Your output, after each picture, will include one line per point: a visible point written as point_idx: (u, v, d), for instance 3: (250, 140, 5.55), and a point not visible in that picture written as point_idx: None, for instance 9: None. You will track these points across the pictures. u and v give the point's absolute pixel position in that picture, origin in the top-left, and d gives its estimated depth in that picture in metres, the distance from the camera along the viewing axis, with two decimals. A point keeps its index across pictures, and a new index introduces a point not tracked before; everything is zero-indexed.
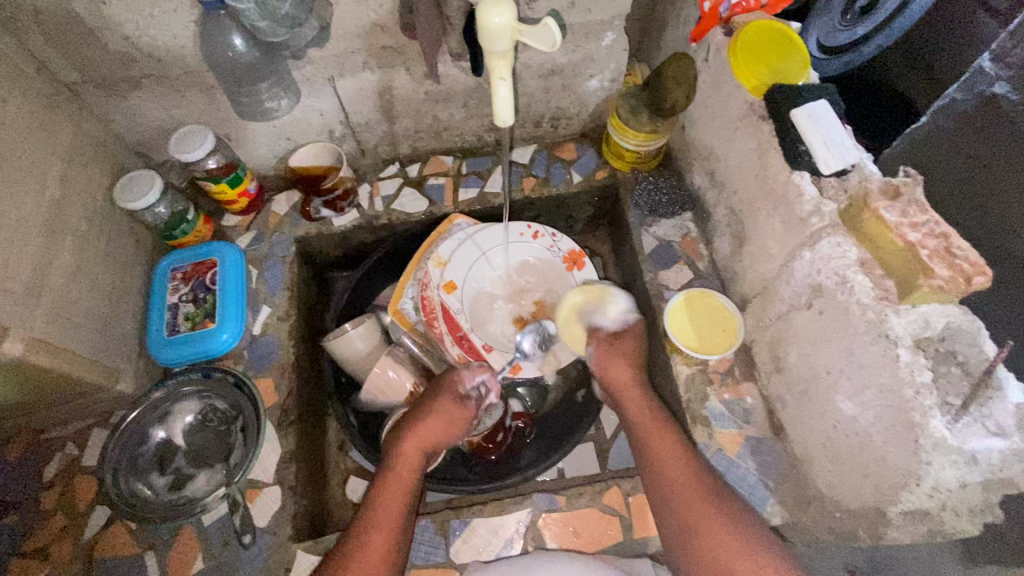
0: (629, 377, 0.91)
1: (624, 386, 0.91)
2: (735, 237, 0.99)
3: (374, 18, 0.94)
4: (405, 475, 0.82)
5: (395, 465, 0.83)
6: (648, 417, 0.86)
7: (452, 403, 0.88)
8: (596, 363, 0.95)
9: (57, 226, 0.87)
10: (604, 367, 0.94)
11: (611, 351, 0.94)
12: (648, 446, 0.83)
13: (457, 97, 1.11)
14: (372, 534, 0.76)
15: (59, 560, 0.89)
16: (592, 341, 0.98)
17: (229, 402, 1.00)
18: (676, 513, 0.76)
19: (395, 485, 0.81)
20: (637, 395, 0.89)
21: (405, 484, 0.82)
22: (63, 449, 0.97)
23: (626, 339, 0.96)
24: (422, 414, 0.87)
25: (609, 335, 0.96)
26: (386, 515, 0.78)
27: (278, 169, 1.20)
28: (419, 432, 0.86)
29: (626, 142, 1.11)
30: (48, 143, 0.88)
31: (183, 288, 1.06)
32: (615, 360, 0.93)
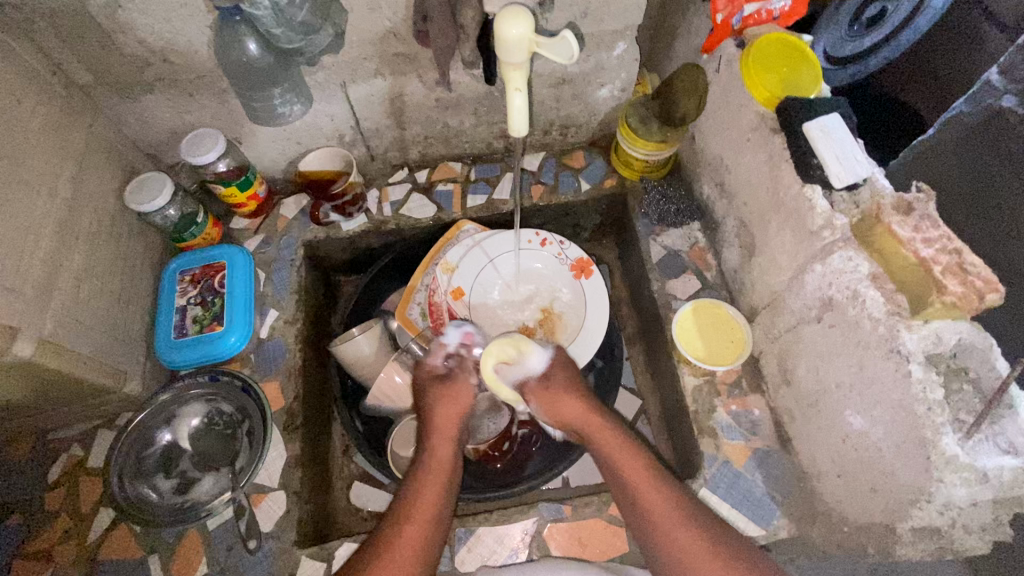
0: (576, 418, 0.89)
1: (586, 421, 0.88)
2: (745, 247, 0.99)
3: (388, 25, 0.94)
4: (440, 470, 0.84)
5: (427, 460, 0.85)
6: (623, 448, 0.84)
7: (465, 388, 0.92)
8: (541, 413, 0.91)
9: (68, 227, 0.87)
10: (552, 411, 0.90)
11: (548, 397, 0.90)
12: (626, 477, 0.81)
13: (467, 105, 1.12)
14: (410, 529, 0.76)
15: (62, 562, 0.89)
16: (529, 397, 0.91)
17: (235, 406, 1.00)
18: (659, 544, 0.75)
19: (431, 481, 0.82)
20: (608, 426, 0.87)
21: (440, 477, 0.84)
22: (69, 450, 0.97)
23: (559, 377, 0.92)
24: (439, 408, 0.90)
25: (540, 382, 0.91)
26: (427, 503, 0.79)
27: (287, 172, 1.20)
28: (440, 424, 0.89)
29: (635, 150, 1.11)
30: (61, 144, 0.88)
31: (191, 290, 1.06)
32: (562, 402, 0.89)
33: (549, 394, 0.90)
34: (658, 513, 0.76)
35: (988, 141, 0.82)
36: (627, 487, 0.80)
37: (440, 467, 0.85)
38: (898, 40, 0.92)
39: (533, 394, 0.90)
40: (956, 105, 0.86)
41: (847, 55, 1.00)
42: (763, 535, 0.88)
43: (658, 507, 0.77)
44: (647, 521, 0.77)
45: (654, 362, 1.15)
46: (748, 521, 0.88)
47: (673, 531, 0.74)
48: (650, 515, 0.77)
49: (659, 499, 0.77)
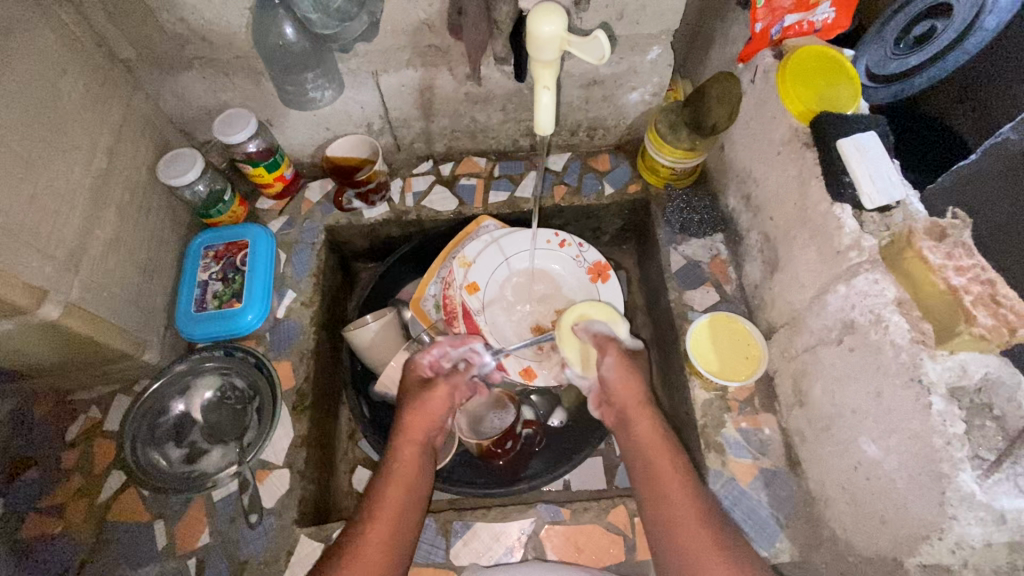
0: (636, 394, 0.86)
1: (634, 409, 0.86)
2: (767, 263, 0.97)
3: (423, 16, 0.94)
4: (407, 472, 0.80)
5: (395, 476, 0.80)
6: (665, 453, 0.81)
7: (437, 396, 0.87)
8: (608, 371, 0.88)
9: (101, 196, 0.90)
10: (620, 376, 0.88)
11: (626, 364, 0.89)
12: (660, 482, 0.79)
13: (496, 101, 1.11)
14: (371, 539, 0.73)
15: (72, 520, 0.93)
16: (606, 352, 0.91)
17: (248, 382, 1.01)
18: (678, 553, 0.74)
19: (392, 503, 0.77)
20: (649, 415, 0.85)
21: (403, 492, 0.79)
22: (88, 412, 1.01)
23: (642, 360, 0.93)
24: (410, 417, 0.85)
25: (626, 350, 0.91)
26: (390, 507, 0.76)
27: (314, 157, 1.21)
28: (411, 430, 0.84)
29: (661, 158, 1.10)
30: (100, 116, 0.91)
31: (214, 266, 1.08)
32: (630, 377, 0.87)
33: (627, 360, 0.89)
34: (677, 516, 0.75)
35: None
36: (663, 491, 0.78)
37: (405, 486, 0.79)
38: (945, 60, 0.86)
39: (613, 350, 0.90)
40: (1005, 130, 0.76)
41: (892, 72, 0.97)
42: (764, 557, 0.86)
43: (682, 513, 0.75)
44: (672, 527, 0.75)
45: (666, 372, 1.14)
46: (750, 541, 0.87)
47: (693, 542, 0.73)
48: (674, 520, 0.75)
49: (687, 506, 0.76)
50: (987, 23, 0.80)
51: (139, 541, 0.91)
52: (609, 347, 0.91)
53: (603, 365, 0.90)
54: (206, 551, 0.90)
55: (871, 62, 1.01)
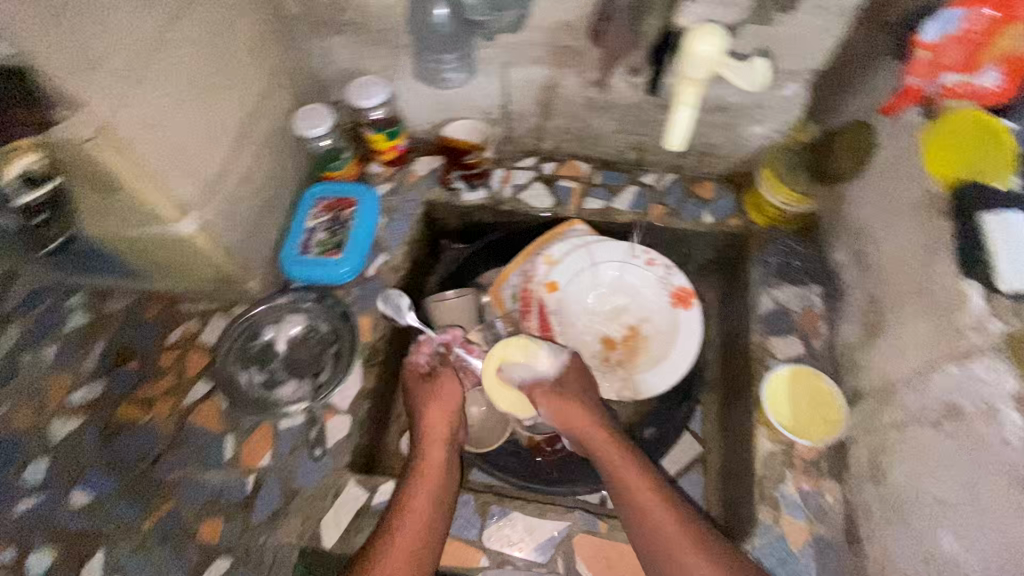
0: (585, 423, 0.95)
1: (619, 454, 0.90)
2: (868, 326, 0.92)
3: (566, 18, 0.96)
4: (430, 470, 0.90)
5: (418, 477, 0.89)
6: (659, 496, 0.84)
7: (445, 402, 0.98)
8: (548, 415, 0.97)
9: (245, 134, 0.99)
10: (559, 415, 0.97)
11: (556, 400, 0.97)
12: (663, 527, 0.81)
13: (615, 110, 1.12)
14: (403, 530, 0.81)
15: (159, 413, 1.04)
16: (539, 400, 0.98)
17: (331, 327, 1.09)
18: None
19: (417, 501, 0.85)
20: (619, 447, 0.91)
21: (430, 487, 0.88)
22: (188, 322, 1.12)
23: (570, 380, 1.00)
24: (427, 424, 0.96)
25: (552, 386, 0.99)
26: (421, 501, 0.85)
27: (428, 134, 1.27)
28: (429, 433, 0.95)
29: (772, 197, 1.07)
30: (259, 62, 1.01)
31: (323, 216, 1.16)
32: (567, 407, 0.96)
33: (559, 396, 0.97)
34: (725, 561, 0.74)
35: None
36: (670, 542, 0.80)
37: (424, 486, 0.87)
38: None
39: (541, 395, 0.98)
40: None
41: None
42: None
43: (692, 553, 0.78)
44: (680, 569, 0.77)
45: (730, 414, 1.10)
46: None
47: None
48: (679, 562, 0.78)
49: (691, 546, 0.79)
50: None
51: (211, 446, 1.01)
52: (537, 393, 0.98)
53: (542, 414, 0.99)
54: (265, 471, 0.98)
55: None
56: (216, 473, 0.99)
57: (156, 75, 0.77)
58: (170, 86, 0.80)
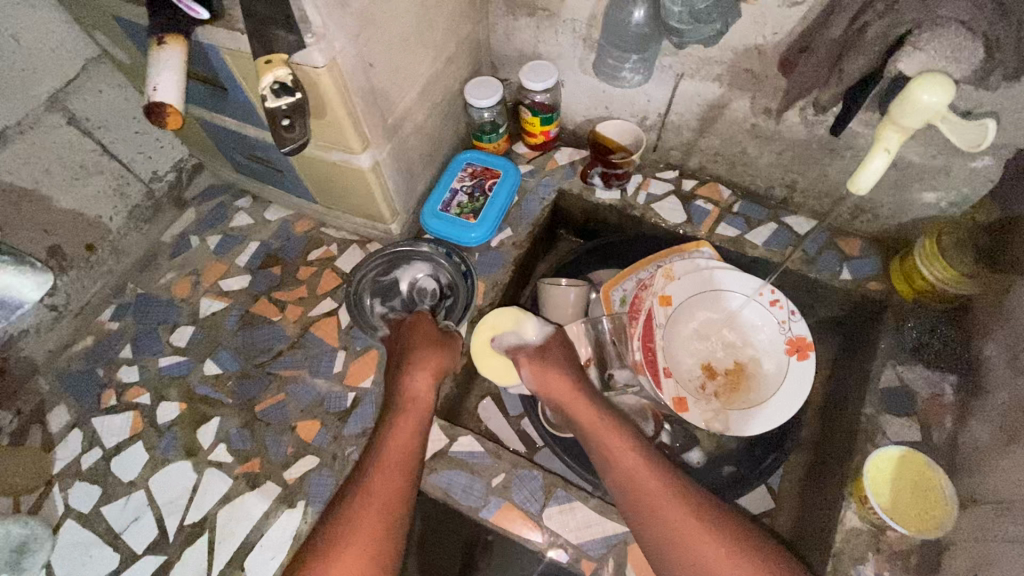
0: (569, 391, 0.97)
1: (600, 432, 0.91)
2: (1007, 431, 0.85)
3: (759, 42, 0.94)
4: (410, 419, 0.92)
5: (399, 412, 0.93)
6: (640, 464, 0.86)
7: (428, 351, 1.00)
8: (529, 382, 1.00)
9: (428, 91, 1.08)
10: (541, 381, 0.99)
11: (540, 367, 1.00)
12: (640, 495, 0.83)
13: (777, 143, 1.10)
14: (381, 473, 0.84)
15: (288, 316, 1.18)
16: (522, 365, 1.01)
17: (450, 282, 1.16)
18: (676, 556, 0.77)
19: (400, 431, 0.90)
20: (618, 435, 0.90)
21: (407, 432, 0.90)
22: (329, 246, 1.26)
23: (553, 352, 1.03)
24: (407, 365, 0.98)
25: (534, 352, 1.02)
26: (400, 444, 0.88)
27: (579, 126, 1.32)
28: (412, 383, 0.96)
29: (929, 269, 1.01)
30: (455, 29, 1.09)
31: (467, 181, 1.24)
32: (550, 374, 0.99)
33: (541, 363, 1.00)
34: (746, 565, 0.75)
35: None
36: (643, 505, 0.82)
37: (406, 419, 0.92)
38: None
39: (523, 360, 1.01)
40: None
41: None
42: None
43: (671, 512, 0.80)
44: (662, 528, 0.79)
45: (817, 478, 1.05)
46: None
47: (688, 538, 0.77)
48: (657, 519, 0.80)
49: (672, 506, 0.81)
50: None
51: (324, 357, 1.12)
52: (522, 360, 1.01)
53: (524, 378, 1.01)
54: (364, 392, 1.08)
55: None
56: (323, 381, 1.10)
57: (381, 23, 0.87)
58: (387, 35, 0.90)
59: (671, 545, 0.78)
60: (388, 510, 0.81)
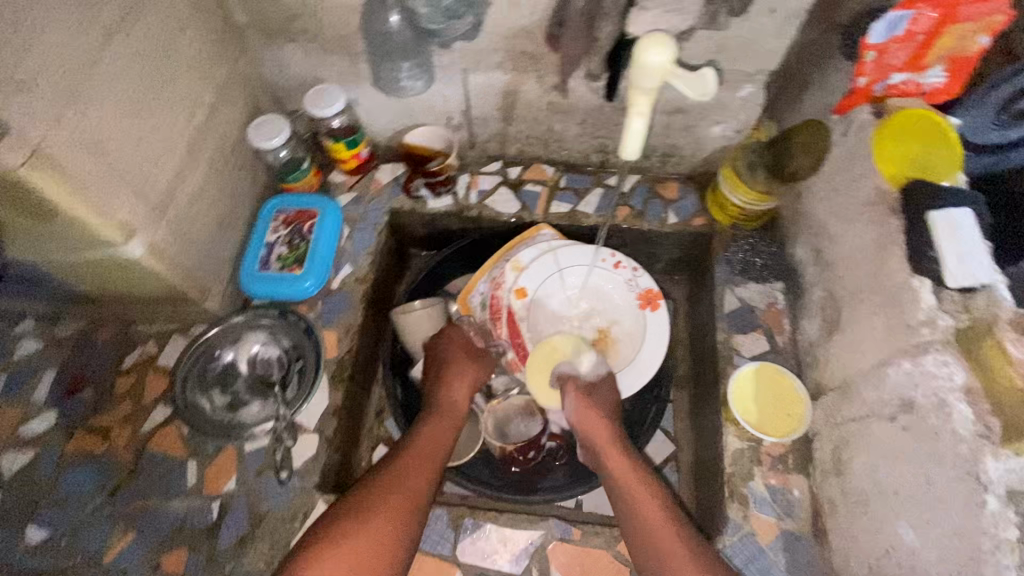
0: (602, 429, 0.95)
1: (605, 440, 0.94)
2: (827, 322, 0.94)
3: (522, 24, 0.94)
4: (448, 415, 0.97)
5: (436, 413, 0.97)
6: (630, 469, 0.90)
7: (464, 377, 1.02)
8: (572, 413, 0.97)
9: (196, 149, 0.95)
10: (581, 415, 0.97)
11: (585, 400, 0.97)
12: (630, 492, 0.87)
13: (576, 114, 1.12)
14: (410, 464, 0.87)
15: (116, 443, 0.99)
16: (567, 391, 0.99)
17: (292, 343, 1.06)
18: (650, 541, 0.82)
19: (436, 427, 0.94)
20: (620, 452, 0.93)
21: (442, 428, 0.95)
22: (144, 345, 1.07)
23: (604, 391, 1.00)
24: (450, 383, 1.01)
25: (584, 384, 1.00)
26: (434, 440, 0.92)
27: (390, 141, 1.25)
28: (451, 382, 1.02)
29: (734, 196, 1.09)
30: (207, 73, 0.97)
31: (283, 230, 1.13)
32: (591, 409, 0.97)
33: (587, 394, 0.98)
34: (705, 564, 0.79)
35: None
36: (631, 499, 0.87)
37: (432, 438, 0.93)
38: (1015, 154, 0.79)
39: (571, 389, 0.98)
40: None
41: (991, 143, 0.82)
42: None
43: (658, 521, 0.83)
44: (635, 520, 0.85)
45: (700, 412, 1.11)
46: None
47: (664, 534, 0.82)
48: (645, 520, 0.84)
49: (653, 503, 0.86)
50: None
51: (172, 474, 0.97)
52: (569, 385, 0.99)
53: (568, 407, 0.98)
54: (230, 496, 0.95)
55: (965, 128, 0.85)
56: (178, 501, 0.95)
57: (91, 93, 0.73)
58: (108, 105, 0.76)
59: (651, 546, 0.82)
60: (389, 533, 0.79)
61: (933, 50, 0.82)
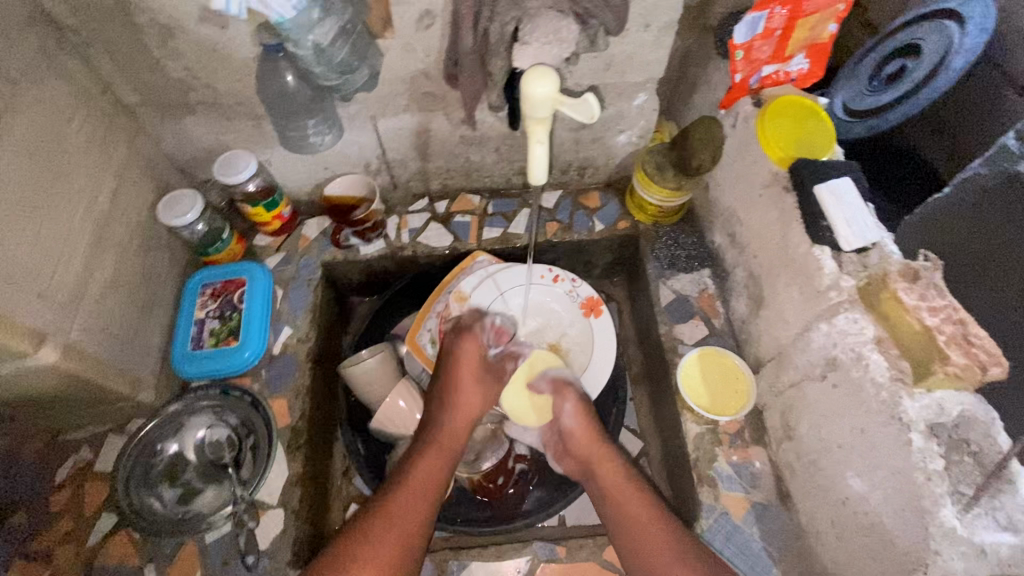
0: (593, 435, 0.97)
1: (593, 441, 0.97)
2: (753, 299, 1.01)
3: (420, 67, 0.97)
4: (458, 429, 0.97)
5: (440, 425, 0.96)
6: (619, 471, 0.93)
7: (478, 368, 1.02)
8: (570, 420, 0.98)
9: (102, 240, 0.91)
10: (580, 421, 0.98)
11: (584, 410, 0.99)
12: (617, 499, 0.90)
13: (490, 142, 1.16)
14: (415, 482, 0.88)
15: (60, 564, 0.90)
16: (565, 399, 1.01)
17: (240, 419, 1.02)
18: (632, 544, 0.85)
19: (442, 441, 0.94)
20: (607, 452, 0.96)
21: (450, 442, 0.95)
22: (77, 452, 0.99)
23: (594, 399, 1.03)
24: (457, 392, 0.98)
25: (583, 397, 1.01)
26: (440, 456, 0.92)
27: (311, 195, 1.24)
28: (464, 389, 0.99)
29: (650, 197, 1.14)
30: (102, 159, 0.93)
31: (211, 304, 1.09)
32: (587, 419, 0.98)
33: (584, 406, 1.00)
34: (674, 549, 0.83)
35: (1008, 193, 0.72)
36: (617, 505, 0.90)
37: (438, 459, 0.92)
38: (916, 98, 0.92)
39: (570, 398, 1.00)
40: (975, 164, 0.75)
41: (865, 108, 1.01)
42: None
43: (643, 519, 0.86)
44: (621, 525, 0.88)
45: (659, 404, 1.15)
46: None
47: (651, 531, 0.85)
48: (630, 516, 0.87)
49: (641, 507, 0.88)
50: (958, 60, 0.87)
51: None
52: (568, 393, 1.01)
53: (565, 414, 0.99)
54: None
55: (846, 98, 1.05)
56: None
57: None
58: None
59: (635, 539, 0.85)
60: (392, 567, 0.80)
61: (791, 42, 0.93)
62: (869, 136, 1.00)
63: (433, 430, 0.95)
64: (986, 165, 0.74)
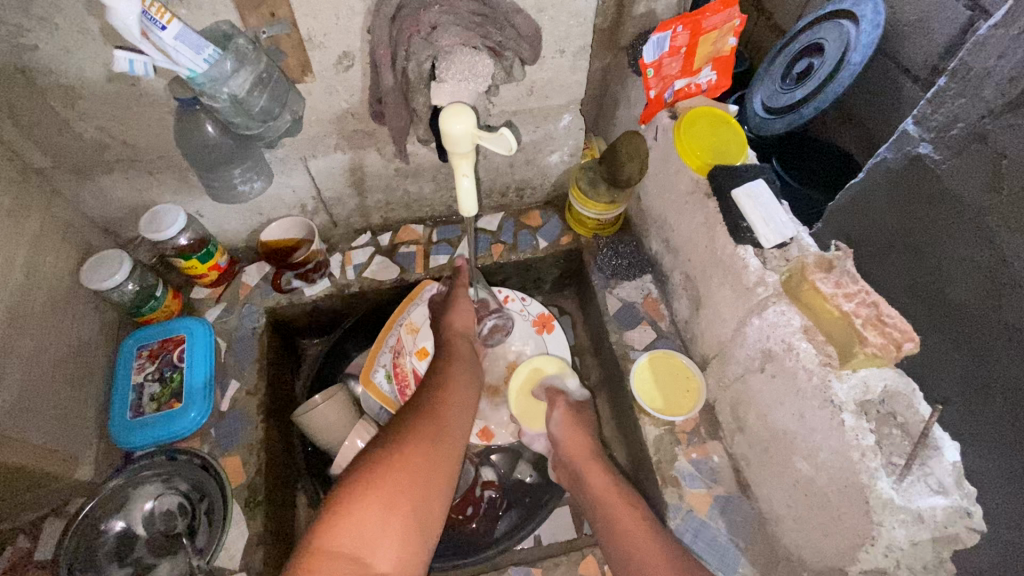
0: (584, 449, 0.98)
1: (580, 454, 0.98)
2: (692, 300, 1.05)
3: (345, 106, 0.98)
4: (467, 364, 0.97)
5: (447, 362, 0.96)
6: (607, 482, 0.94)
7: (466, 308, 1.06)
8: (557, 426, 1.00)
9: (20, 314, 0.86)
10: (566, 431, 1.00)
11: (572, 419, 1.01)
12: (610, 511, 0.90)
13: (425, 173, 1.17)
14: (439, 413, 0.85)
15: None
16: (555, 406, 1.02)
17: (191, 483, 0.98)
18: (623, 550, 0.84)
19: (456, 378, 0.93)
20: (598, 467, 0.96)
21: (465, 376, 0.95)
22: (14, 543, 0.91)
23: (587, 412, 1.05)
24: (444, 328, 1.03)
25: (573, 405, 1.03)
26: (457, 389, 0.91)
27: (249, 242, 1.21)
28: (455, 331, 1.03)
29: (587, 211, 1.18)
30: (15, 229, 0.88)
31: (149, 366, 1.05)
32: (577, 431, 1.00)
33: (573, 416, 1.02)
34: (652, 556, 0.82)
35: (913, 190, 0.82)
36: (611, 516, 0.89)
37: (448, 402, 0.88)
38: (826, 91, 1.05)
39: (561, 405, 1.02)
40: (882, 151, 0.87)
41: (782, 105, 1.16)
42: None
43: (634, 530, 0.86)
44: (617, 545, 0.86)
45: (619, 411, 1.18)
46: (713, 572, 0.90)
47: (641, 542, 0.84)
48: (617, 524, 0.87)
49: (632, 519, 0.87)
50: (853, 59, 1.03)
51: None
52: (558, 401, 1.03)
53: (553, 420, 1.02)
54: None
55: (766, 98, 1.21)
56: None
57: None
58: None
59: (624, 551, 0.84)
60: (420, 515, 0.74)
61: (697, 59, 1.00)
62: (790, 131, 1.13)
63: (439, 388, 0.90)
64: (888, 151, 0.86)
